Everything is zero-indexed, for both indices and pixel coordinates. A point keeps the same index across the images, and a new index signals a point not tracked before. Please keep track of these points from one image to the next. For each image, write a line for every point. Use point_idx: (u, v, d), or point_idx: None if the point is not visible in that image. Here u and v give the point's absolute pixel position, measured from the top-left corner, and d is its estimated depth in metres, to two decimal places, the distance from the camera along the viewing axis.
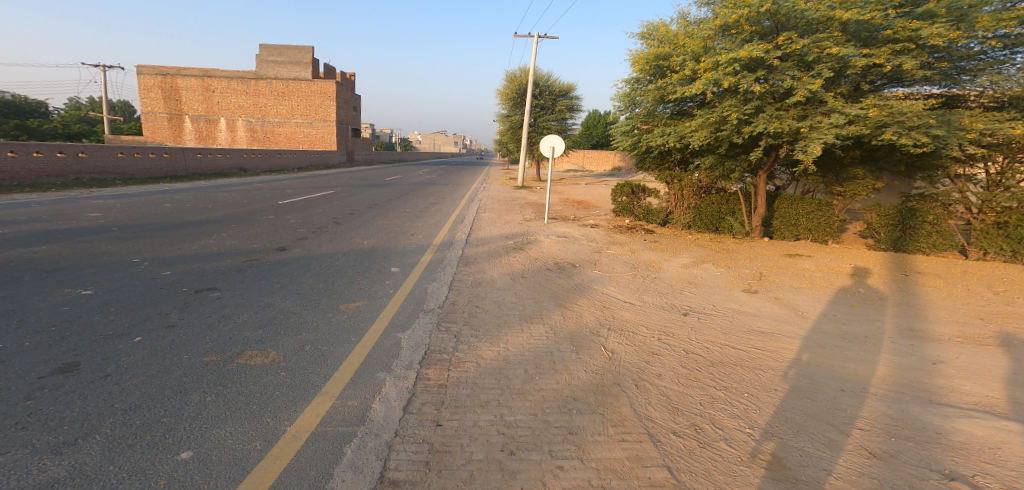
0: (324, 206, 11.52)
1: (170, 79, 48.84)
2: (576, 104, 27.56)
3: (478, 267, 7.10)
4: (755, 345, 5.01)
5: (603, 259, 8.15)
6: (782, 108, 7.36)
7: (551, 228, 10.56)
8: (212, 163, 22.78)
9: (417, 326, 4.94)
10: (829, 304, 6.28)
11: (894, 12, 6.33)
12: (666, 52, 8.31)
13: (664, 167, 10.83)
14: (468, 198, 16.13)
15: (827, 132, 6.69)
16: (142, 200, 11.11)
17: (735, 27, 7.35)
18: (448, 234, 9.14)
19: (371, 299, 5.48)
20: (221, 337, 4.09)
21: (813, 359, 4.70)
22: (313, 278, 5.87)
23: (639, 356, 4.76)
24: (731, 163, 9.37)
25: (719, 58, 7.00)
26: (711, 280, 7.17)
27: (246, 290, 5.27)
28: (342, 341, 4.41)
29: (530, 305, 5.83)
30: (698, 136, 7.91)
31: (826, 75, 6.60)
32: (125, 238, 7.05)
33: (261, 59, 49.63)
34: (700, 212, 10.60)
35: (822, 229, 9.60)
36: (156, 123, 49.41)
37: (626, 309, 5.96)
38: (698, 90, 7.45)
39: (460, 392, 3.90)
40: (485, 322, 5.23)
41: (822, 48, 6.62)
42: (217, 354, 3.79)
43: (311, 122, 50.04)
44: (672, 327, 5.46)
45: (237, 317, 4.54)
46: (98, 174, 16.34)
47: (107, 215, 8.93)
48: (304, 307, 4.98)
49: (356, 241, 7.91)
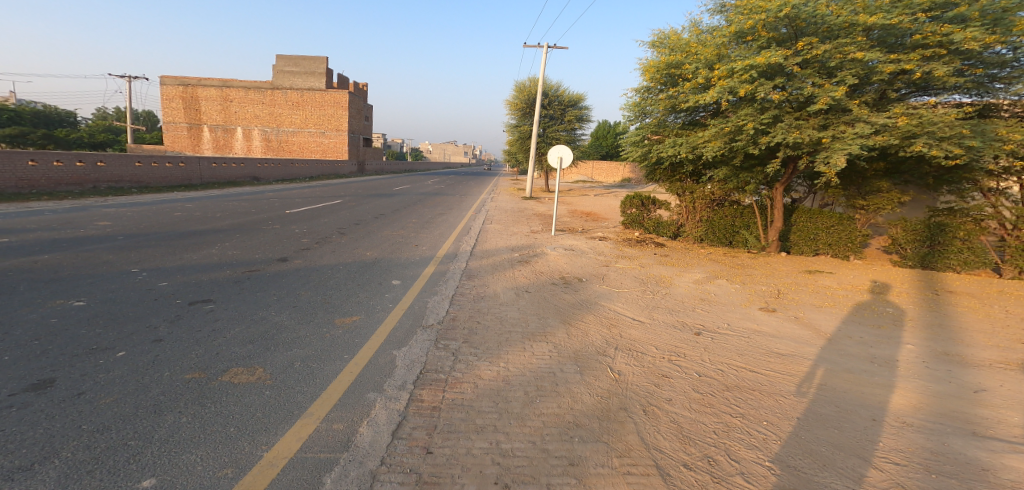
0: (330, 216, 11.44)
1: (191, 90, 50.07)
2: (586, 114, 27.41)
3: (481, 280, 6.88)
4: (774, 368, 4.68)
5: (612, 273, 7.86)
6: (802, 118, 7.05)
7: (558, 240, 10.31)
8: (225, 172, 23.06)
9: (414, 343, 4.72)
10: (852, 325, 5.90)
11: (923, 15, 6.02)
12: (678, 60, 8.09)
13: (675, 178, 10.54)
14: (476, 209, 15.97)
15: (851, 142, 6.38)
16: (152, 209, 11.19)
17: (750, 33, 7.12)
18: (453, 246, 8.96)
19: (369, 313, 5.29)
20: (208, 352, 3.93)
21: (839, 384, 4.34)
22: (311, 291, 5.71)
23: (648, 379, 4.47)
24: (745, 175, 9.05)
25: (735, 65, 6.75)
26: (725, 297, 6.84)
27: (241, 302, 5.12)
28: (333, 358, 4.21)
29: (534, 321, 5.58)
30: (712, 147, 7.62)
31: (850, 82, 6.29)
32: (127, 247, 6.99)
33: (278, 70, 50.64)
34: (714, 225, 10.26)
35: (843, 244, 9.21)
36: (176, 132, 50.54)
37: (635, 327, 5.67)
38: (712, 98, 7.19)
39: (455, 415, 3.65)
40: (486, 340, 4.99)
41: (845, 54, 6.33)
42: (200, 372, 3.62)
43: (324, 132, 50.79)
44: (683, 347, 5.16)
45: (228, 331, 4.38)
46: (115, 183, 16.55)
47: (116, 224, 8.97)
48: (299, 322, 4.81)
49: (358, 252, 7.76)
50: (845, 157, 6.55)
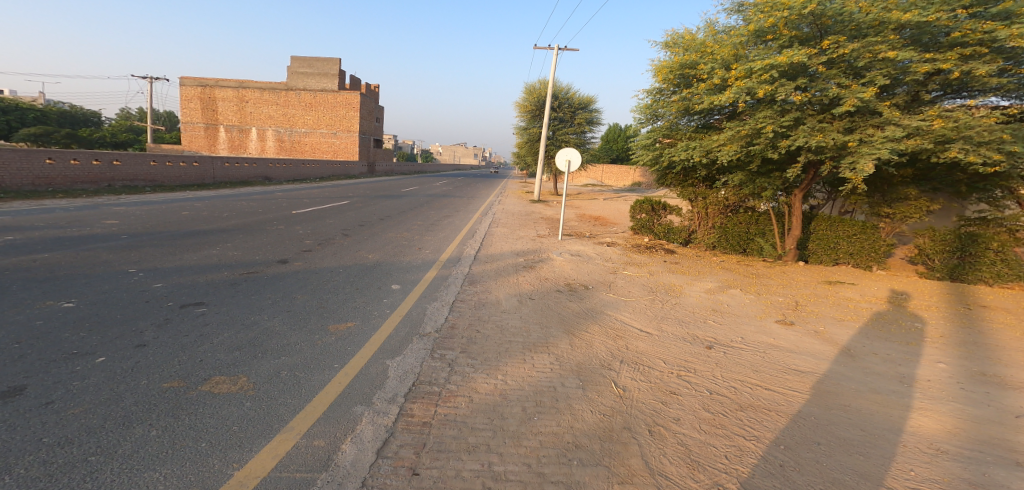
0: (337, 217, 11.33)
1: (209, 90, 50.86)
2: (596, 117, 27.09)
3: (484, 286, 6.66)
4: (793, 387, 4.35)
5: (619, 281, 7.57)
6: (825, 121, 6.70)
7: (566, 245, 10.05)
8: (237, 172, 23.23)
9: (408, 352, 4.51)
10: (878, 341, 5.51)
11: (961, 12, 5.67)
12: (693, 60, 7.78)
13: (687, 183, 10.20)
14: (483, 212, 15.78)
15: (880, 146, 6.05)
16: (162, 208, 11.23)
17: (771, 32, 6.80)
18: (457, 249, 8.76)
19: (365, 319, 5.10)
20: (191, 359, 3.77)
21: (866, 405, 3.99)
22: (307, 295, 5.54)
23: (655, 396, 4.19)
24: (762, 181, 8.71)
25: (754, 65, 6.45)
26: (739, 308, 6.51)
27: (234, 306, 4.98)
28: (323, 367, 4.02)
29: (536, 331, 5.32)
30: (728, 151, 7.31)
31: (880, 83, 5.95)
32: (128, 246, 6.93)
33: (293, 71, 51.25)
34: (727, 232, 9.88)
35: (866, 254, 8.74)
36: (193, 132, 51.46)
37: (642, 339, 5.38)
38: (729, 99, 6.88)
39: (446, 433, 3.43)
40: (484, 350, 4.76)
41: (874, 53, 5.98)
42: (179, 380, 3.46)
43: (337, 133, 51.22)
44: (693, 362, 4.86)
45: (216, 336, 4.22)
46: (130, 181, 16.74)
47: (123, 222, 8.96)
48: (290, 328, 4.63)
49: (360, 255, 7.60)
50: (873, 162, 6.21)
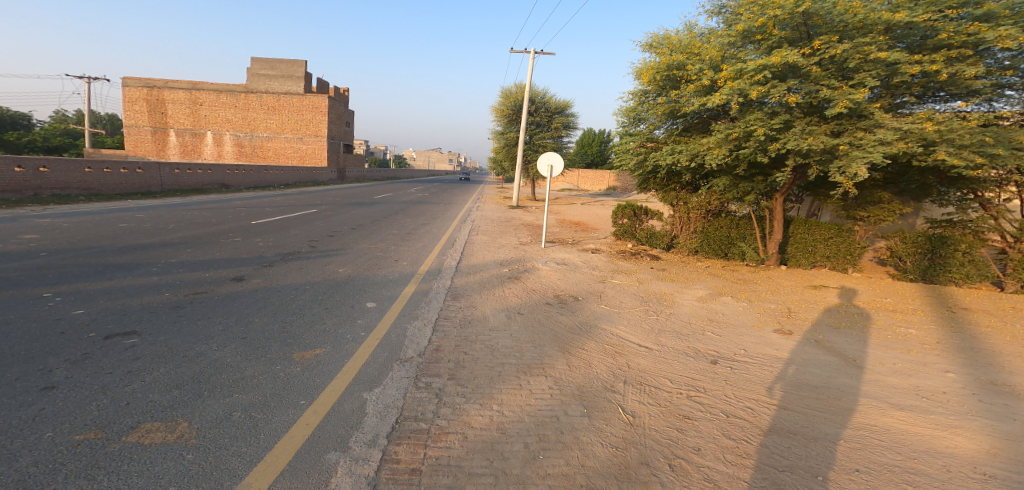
0: (300, 227, 10.49)
1: (157, 92, 47.99)
2: (572, 121, 26.97)
3: (468, 301, 6.12)
4: (812, 405, 4.02)
5: (609, 290, 7.20)
6: (813, 123, 6.59)
7: (548, 253, 9.64)
8: (190, 178, 21.71)
9: (389, 382, 3.91)
10: (881, 349, 5.31)
11: (950, 13, 5.64)
12: (679, 61, 7.60)
13: (669, 188, 10.01)
14: (460, 219, 15.21)
15: (872, 149, 5.89)
16: (97, 219, 10.05)
17: (759, 33, 6.69)
18: (435, 260, 8.16)
19: (336, 344, 4.45)
20: (115, 402, 3.05)
21: (895, 424, 3.69)
22: (268, 318, 4.85)
23: (668, 422, 3.76)
24: (745, 185, 8.60)
25: (746, 65, 6.27)
26: (735, 317, 6.24)
27: (175, 334, 4.23)
28: (285, 405, 3.37)
29: (529, 351, 4.84)
30: (716, 154, 7.11)
31: (871, 84, 5.85)
32: (49, 265, 6.00)
33: (252, 73, 48.92)
34: (708, 238, 9.73)
35: (841, 257, 8.77)
36: (140, 136, 48.41)
37: (642, 355, 4.98)
38: (719, 100, 6.67)
39: (440, 482, 2.87)
40: (475, 375, 4.22)
41: (864, 54, 5.90)
42: (96, 430, 2.77)
43: (301, 137, 49.25)
44: (701, 379, 4.49)
45: (150, 372, 3.50)
46: (61, 189, 15.18)
47: (46, 237, 7.87)
48: (246, 359, 3.93)
49: (329, 269, 6.91)
50: (864, 166, 6.06)
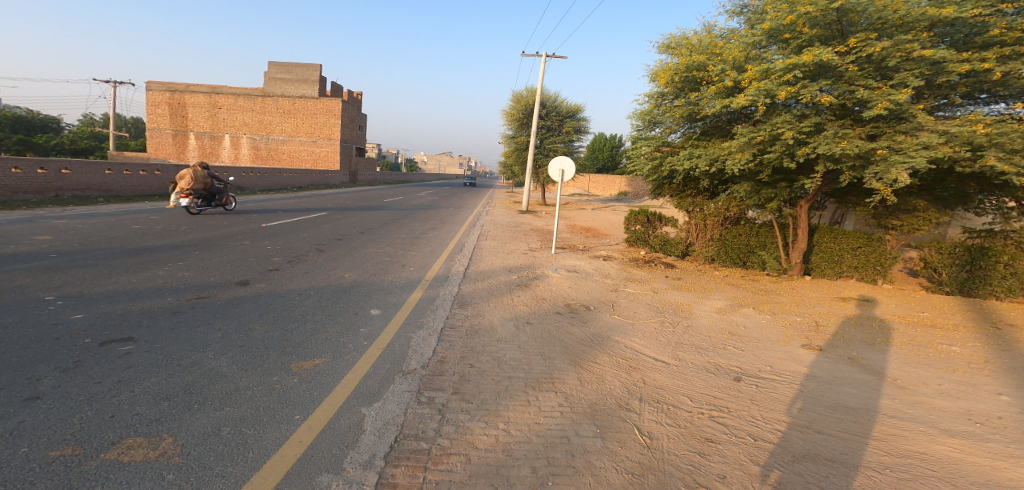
0: (310, 230, 10.39)
1: (178, 96, 49.09)
2: (584, 125, 26.69)
3: (475, 309, 5.89)
4: (850, 429, 3.68)
5: (622, 300, 6.91)
6: (846, 126, 6.25)
7: (560, 260, 9.37)
8: (206, 181, 22.00)
9: (390, 396, 3.70)
10: (921, 368, 4.92)
11: (1003, 7, 5.30)
12: (699, 62, 7.34)
13: (685, 194, 9.69)
14: (470, 224, 15.00)
15: (914, 154, 5.52)
16: (110, 221, 10.11)
17: (787, 31, 6.41)
18: (444, 266, 7.97)
19: (337, 354, 4.26)
20: (98, 415, 2.89)
21: (947, 453, 3.36)
22: (268, 325, 4.69)
23: (689, 446, 3.46)
24: (768, 192, 8.23)
25: (775, 65, 5.99)
26: (758, 331, 5.88)
27: (172, 341, 4.09)
28: (279, 420, 3.18)
29: (538, 364, 4.58)
30: (738, 159, 6.80)
31: (914, 83, 5.52)
32: (55, 268, 5.95)
33: (270, 77, 49.73)
34: (726, 245, 9.35)
35: (870, 267, 8.32)
36: (160, 139, 49.49)
37: (659, 370, 4.69)
38: (744, 102, 6.38)
39: None
40: (481, 390, 3.99)
41: (906, 51, 5.57)
42: (74, 446, 2.60)
43: (316, 141, 49.83)
44: (724, 398, 4.18)
45: (141, 382, 3.34)
46: (81, 191, 15.41)
47: (58, 238, 7.89)
48: (241, 369, 3.76)
49: (335, 274, 6.75)
50: (905, 172, 5.67)
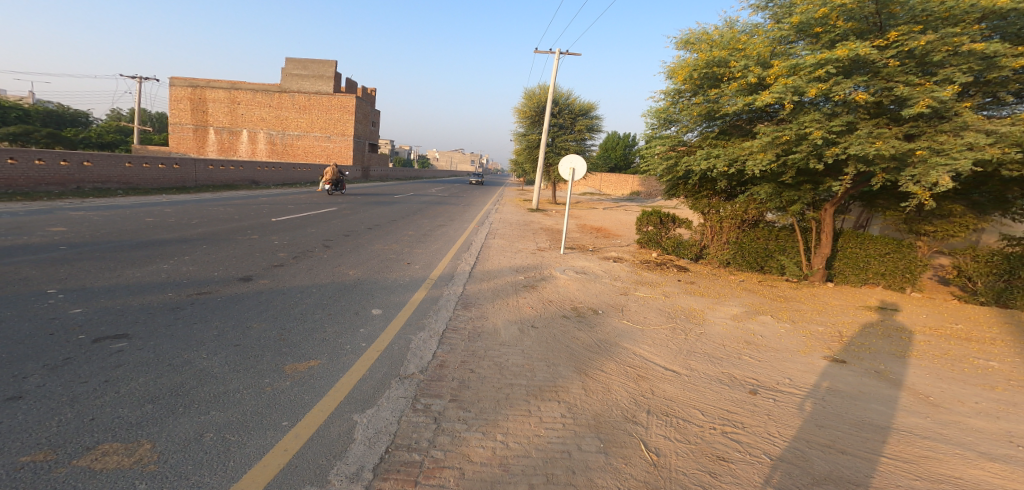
0: (319, 225, 10.35)
1: (199, 91, 50.01)
2: (597, 124, 26.33)
3: (478, 311, 5.72)
4: (878, 451, 3.39)
5: (632, 304, 6.65)
6: (881, 126, 5.90)
7: (569, 260, 9.15)
8: (222, 175, 22.29)
9: (384, 403, 3.54)
10: (956, 384, 4.56)
11: None
12: (721, 58, 7.04)
13: (701, 196, 9.36)
14: (480, 222, 14.84)
15: (959, 155, 5.14)
16: (124, 213, 10.19)
17: (818, 25, 6.10)
18: (450, 265, 7.81)
19: (333, 356, 4.13)
20: (78, 418, 2.80)
21: (989, 481, 3.05)
22: (266, 323, 4.58)
23: (699, 464, 3.22)
24: (791, 194, 7.87)
25: (805, 60, 5.67)
26: (776, 341, 5.58)
27: (167, 339, 4.00)
28: (265, 427, 3.04)
29: (541, 371, 4.37)
30: (761, 159, 6.48)
31: (961, 79, 5.16)
32: (63, 260, 5.97)
33: (287, 73, 50.38)
34: (743, 249, 8.99)
35: (899, 274, 7.90)
36: (182, 134, 50.49)
37: (669, 381, 4.45)
38: (770, 99, 6.06)
39: None
40: (480, 397, 3.80)
41: (953, 45, 5.23)
42: (46, 452, 2.51)
43: (331, 137, 50.26)
44: (738, 412, 3.93)
45: (128, 382, 3.25)
46: (101, 183, 15.67)
47: (71, 230, 7.96)
48: (233, 370, 3.64)
49: (339, 271, 6.65)
50: (949, 174, 5.28)
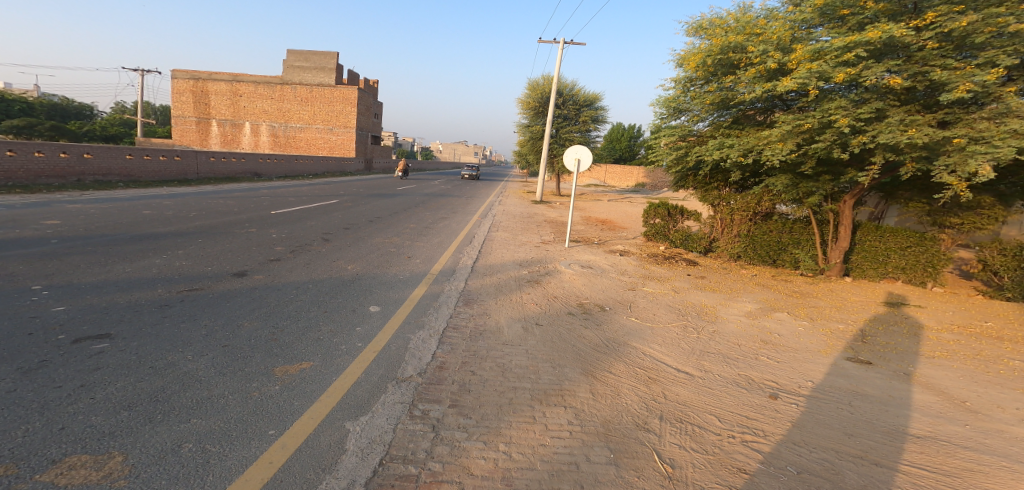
0: (319, 218, 10.13)
1: (201, 84, 49.90)
2: (601, 115, 25.90)
3: (481, 308, 5.48)
4: (915, 463, 3.12)
5: (641, 300, 6.39)
6: (913, 113, 5.56)
7: (574, 254, 8.88)
8: (224, 167, 22.13)
9: (380, 409, 3.31)
10: (992, 388, 4.28)
11: None
12: (737, 43, 6.72)
13: (711, 187, 9.06)
14: (483, 214, 14.59)
15: (1002, 143, 4.79)
16: (123, 206, 10.02)
17: (845, 7, 5.77)
18: (452, 259, 7.57)
19: (326, 357, 3.90)
20: (46, 427, 2.60)
21: None
22: (257, 321, 4.37)
23: (719, 478, 2.96)
24: (808, 185, 7.55)
25: (833, 43, 5.35)
26: (794, 339, 5.31)
27: (152, 339, 3.80)
28: (249, 436, 2.82)
29: (547, 373, 4.13)
30: (779, 149, 6.15)
31: (1006, 62, 4.83)
32: (52, 254, 5.78)
33: (288, 65, 50.17)
34: (756, 242, 8.67)
35: (920, 269, 7.57)
36: (185, 126, 50.40)
37: (683, 384, 4.19)
38: (793, 84, 5.73)
39: None
40: (481, 403, 3.56)
41: (997, 26, 4.89)
42: (8, 465, 2.32)
43: (333, 129, 49.95)
44: (759, 419, 3.66)
45: (105, 387, 3.04)
46: (102, 176, 15.53)
47: (66, 223, 7.77)
48: (219, 372, 3.43)
49: (337, 266, 6.42)
50: (990, 164, 4.94)
